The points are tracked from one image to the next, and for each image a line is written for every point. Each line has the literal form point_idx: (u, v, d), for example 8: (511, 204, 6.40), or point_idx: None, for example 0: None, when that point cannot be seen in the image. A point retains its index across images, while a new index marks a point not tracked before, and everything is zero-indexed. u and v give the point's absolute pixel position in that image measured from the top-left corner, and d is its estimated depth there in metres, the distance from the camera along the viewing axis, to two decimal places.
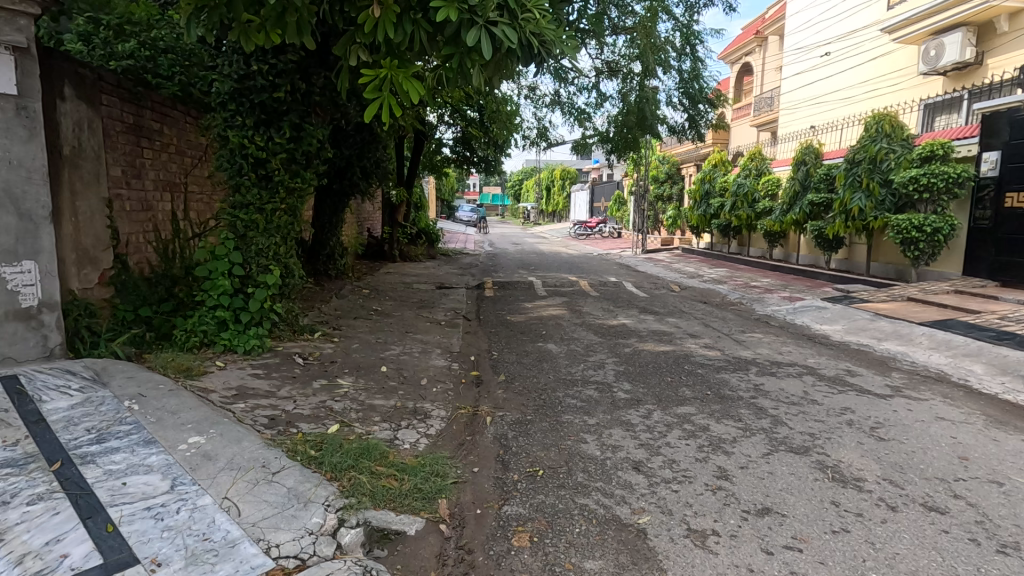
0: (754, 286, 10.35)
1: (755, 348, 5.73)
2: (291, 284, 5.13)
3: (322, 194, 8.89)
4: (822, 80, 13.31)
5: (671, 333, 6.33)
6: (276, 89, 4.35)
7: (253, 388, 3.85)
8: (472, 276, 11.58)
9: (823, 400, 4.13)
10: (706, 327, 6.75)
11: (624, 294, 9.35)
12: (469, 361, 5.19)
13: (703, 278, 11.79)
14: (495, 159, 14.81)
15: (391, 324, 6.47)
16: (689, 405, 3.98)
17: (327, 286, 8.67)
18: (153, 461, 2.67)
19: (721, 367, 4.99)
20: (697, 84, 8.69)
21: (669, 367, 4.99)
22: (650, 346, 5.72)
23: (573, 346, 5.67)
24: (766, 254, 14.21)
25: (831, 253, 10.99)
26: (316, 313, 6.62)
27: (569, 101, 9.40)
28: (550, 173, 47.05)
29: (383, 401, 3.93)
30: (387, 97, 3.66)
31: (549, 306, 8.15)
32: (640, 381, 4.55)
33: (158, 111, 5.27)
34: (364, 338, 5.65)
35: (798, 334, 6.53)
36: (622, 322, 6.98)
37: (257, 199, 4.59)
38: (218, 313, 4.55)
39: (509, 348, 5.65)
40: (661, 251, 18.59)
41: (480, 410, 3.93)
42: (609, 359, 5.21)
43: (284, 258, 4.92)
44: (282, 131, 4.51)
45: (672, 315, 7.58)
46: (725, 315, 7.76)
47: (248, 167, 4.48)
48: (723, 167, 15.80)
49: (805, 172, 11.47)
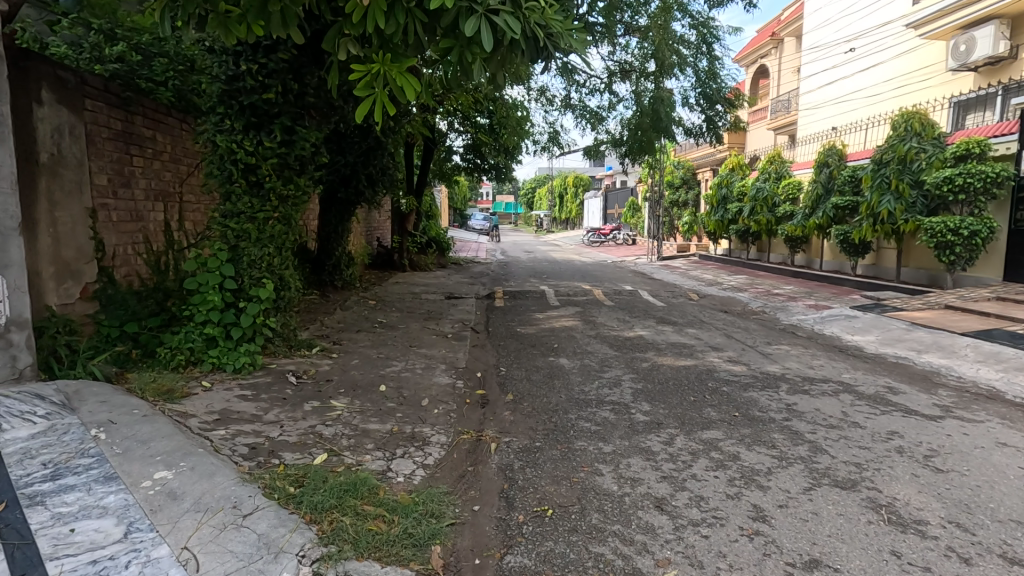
0: (777, 294, 9.88)
1: (784, 362, 5.31)
2: (288, 297, 4.86)
3: (327, 202, 8.65)
4: (845, 79, 12.84)
5: (691, 346, 5.93)
6: (266, 90, 4.08)
7: (238, 411, 3.54)
8: (482, 285, 11.27)
9: (865, 423, 3.71)
10: (729, 339, 6.34)
11: (639, 303, 8.94)
12: (474, 378, 4.85)
13: (722, 286, 11.34)
14: (506, 166, 14.53)
15: (394, 338, 6.16)
16: (716, 430, 3.59)
17: (332, 298, 8.40)
18: (110, 502, 2.36)
19: (748, 385, 4.58)
20: (715, 84, 8.30)
21: (691, 384, 4.59)
22: (670, 360, 5.32)
23: (587, 361, 5.30)
24: (787, 260, 13.71)
25: (857, 258, 10.49)
26: (316, 326, 6.34)
27: (581, 103, 9.07)
28: (563, 181, 46.74)
29: (378, 425, 3.61)
30: (381, 95, 3.34)
31: (561, 317, 7.78)
32: (660, 401, 4.16)
33: (151, 117, 5.04)
34: (364, 354, 5.34)
35: (828, 346, 6.09)
36: (639, 334, 6.59)
37: (249, 207, 4.32)
38: (207, 329, 4.27)
39: (518, 363, 5.29)
40: (678, 258, 18.13)
41: (484, 435, 3.58)
42: (625, 375, 4.83)
43: (279, 270, 4.65)
44: (272, 134, 4.22)
45: (692, 325, 7.16)
46: (748, 325, 7.32)
47: (238, 173, 4.21)
48: (740, 171, 15.37)
49: (828, 174, 11.03)
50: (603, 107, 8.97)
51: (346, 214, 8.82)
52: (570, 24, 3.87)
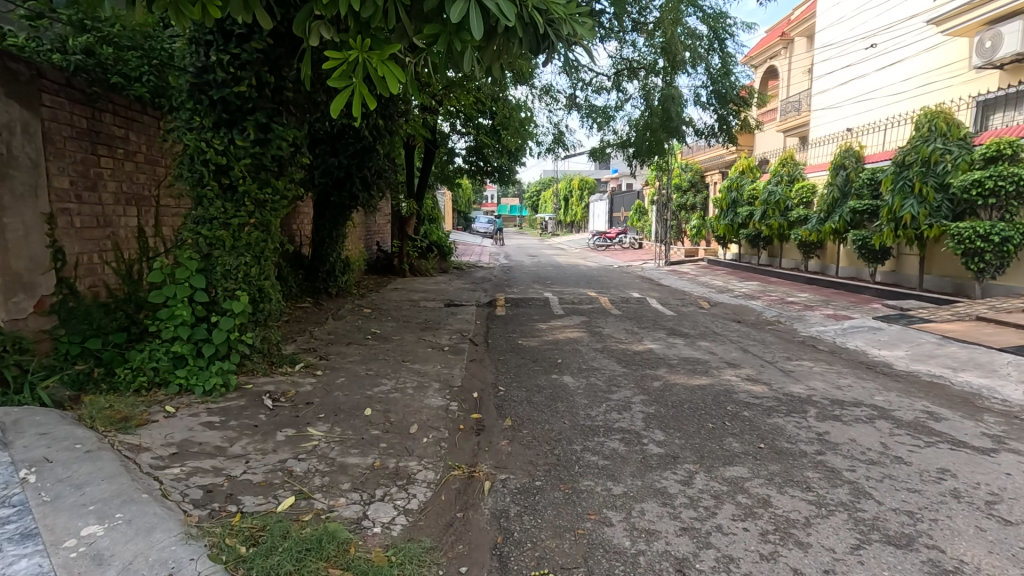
0: (792, 303, 9.44)
1: (808, 381, 4.86)
2: (268, 311, 4.47)
3: (321, 206, 8.30)
4: (861, 78, 12.41)
5: (705, 361, 5.48)
6: (238, 82, 3.70)
7: (200, 443, 3.14)
8: (483, 292, 10.86)
9: (910, 458, 3.27)
10: (745, 353, 5.89)
11: (648, 312, 8.50)
12: (470, 399, 4.43)
13: (733, 293, 10.88)
14: (510, 168, 14.15)
15: (387, 352, 5.76)
16: (740, 466, 3.16)
17: (325, 306, 8.04)
18: (21, 569, 1.97)
19: (772, 409, 4.14)
20: (728, 82, 7.85)
21: (708, 408, 4.16)
22: (683, 379, 4.88)
23: (593, 380, 4.87)
24: (800, 265, 13.24)
25: (876, 265, 10.02)
26: (303, 339, 5.96)
27: (587, 103, 8.66)
28: (568, 184, 46.27)
29: (358, 459, 3.19)
30: (360, 85, 2.94)
31: (565, 327, 7.35)
32: (675, 429, 3.73)
33: (122, 115, 4.69)
34: (352, 371, 4.94)
35: (854, 363, 5.64)
36: (649, 347, 6.16)
37: (221, 213, 3.94)
38: (174, 348, 3.88)
39: (518, 382, 4.87)
40: (686, 262, 17.69)
41: (478, 471, 3.16)
42: (636, 397, 4.40)
43: (257, 281, 4.27)
44: (245, 132, 3.83)
45: (704, 338, 6.72)
46: (765, 338, 6.87)
47: (208, 175, 3.83)
48: (751, 173, 14.91)
49: (845, 176, 10.62)
50: (610, 107, 8.58)
51: (340, 218, 8.46)
52: (575, 9, 3.47)
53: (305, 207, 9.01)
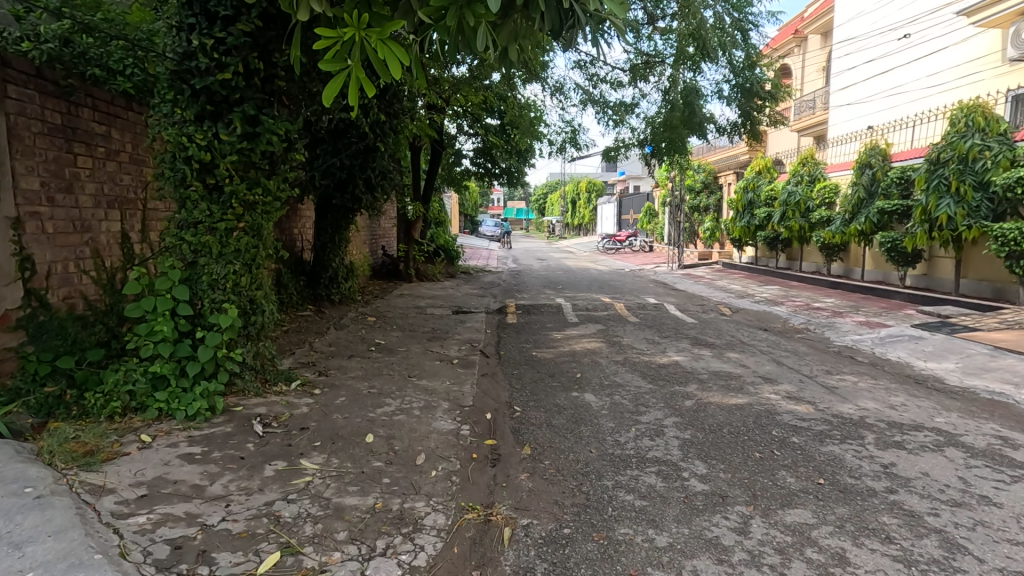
0: (819, 309, 8.94)
1: (858, 400, 4.37)
2: (260, 324, 4.08)
3: (323, 209, 7.93)
4: (886, 74, 11.94)
5: (738, 377, 5.01)
6: (223, 69, 3.29)
7: (176, 481, 2.72)
8: (493, 297, 10.44)
9: (998, 498, 2.80)
10: (780, 367, 5.41)
11: (667, 320, 8.04)
12: (483, 422, 4.00)
13: (754, 298, 10.39)
14: (518, 170, 13.77)
15: (391, 366, 5.34)
16: (801, 508, 2.71)
17: (327, 315, 7.64)
18: None
19: (824, 433, 3.68)
20: (752, 76, 7.40)
21: (750, 432, 3.71)
22: (718, 398, 4.41)
23: (618, 399, 4.42)
24: (822, 269, 12.72)
25: (906, 268, 9.51)
26: (302, 352, 5.55)
27: (603, 100, 8.23)
28: (575, 186, 45.83)
29: (357, 500, 2.76)
30: (357, 68, 2.50)
31: (582, 337, 6.90)
32: (718, 459, 3.28)
33: (102, 110, 4.30)
34: (354, 389, 4.52)
35: (901, 377, 5.15)
36: (674, 360, 5.71)
37: (206, 215, 3.55)
38: (152, 368, 3.47)
39: (535, 401, 4.42)
40: (699, 265, 17.20)
41: (495, 514, 2.73)
42: (668, 420, 3.93)
43: (247, 291, 3.87)
44: (230, 126, 3.40)
45: (732, 348, 6.25)
46: (797, 348, 6.39)
47: (191, 175, 3.43)
48: (768, 174, 14.42)
49: (871, 175, 10.13)
50: (627, 103, 8.14)
51: (342, 222, 8.08)
52: None
53: (306, 211, 8.62)
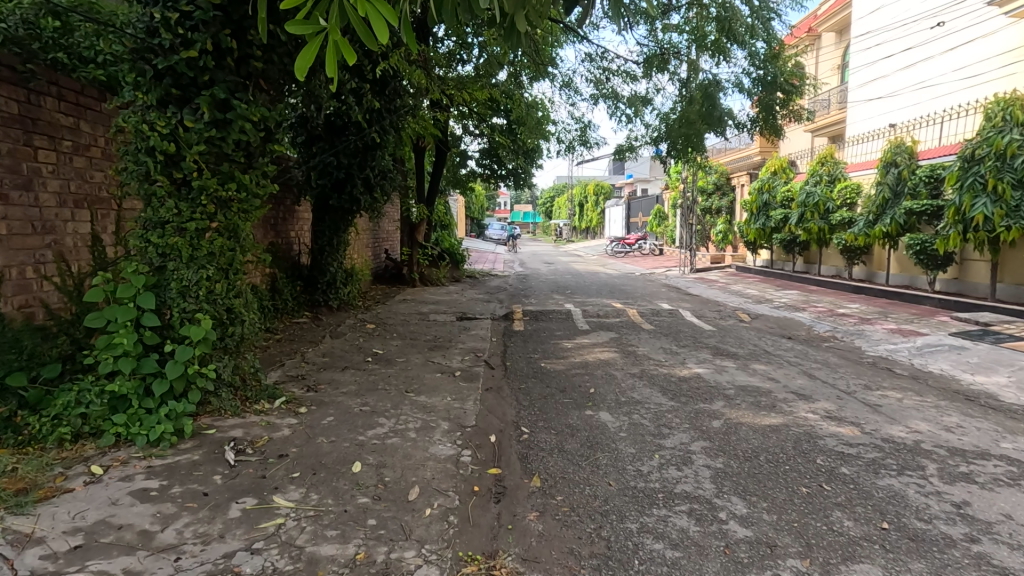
0: (844, 314, 8.45)
1: (907, 421, 3.89)
2: (238, 335, 3.68)
3: (320, 210, 7.53)
4: (912, 68, 11.39)
5: (770, 393, 4.53)
6: (188, 47, 2.86)
7: (120, 525, 2.31)
8: (499, 303, 10.02)
9: None
10: (813, 381, 4.92)
11: (684, 328, 7.56)
12: (487, 447, 3.55)
13: (774, 304, 9.91)
14: (525, 171, 13.40)
15: (388, 379, 4.92)
16: (865, 561, 2.26)
17: (323, 322, 7.25)
18: None
19: (878, 462, 3.20)
20: (775, 69, 6.95)
21: (792, 460, 3.25)
22: (749, 419, 3.94)
23: (637, 420, 3.95)
24: (842, 272, 12.21)
25: (936, 272, 9.00)
26: (292, 364, 5.15)
27: (615, 94, 7.79)
28: (582, 189, 45.40)
29: (335, 549, 2.32)
30: (335, 31, 2.00)
31: (594, 346, 6.44)
32: (759, 495, 2.82)
33: (69, 101, 3.91)
34: (344, 406, 4.10)
35: (950, 392, 4.66)
36: (696, 372, 5.25)
37: (173, 214, 3.14)
38: (110, 387, 3.05)
39: (545, 421, 3.97)
40: (712, 269, 16.71)
41: (499, 568, 2.29)
42: (696, 445, 3.46)
43: (222, 299, 3.48)
44: (197, 112, 2.96)
45: (757, 359, 5.76)
46: (828, 358, 5.91)
47: (155, 168, 3.01)
48: (784, 174, 13.92)
49: (897, 174, 9.63)
50: (640, 98, 7.70)
51: (341, 224, 7.67)
52: None
53: (304, 212, 8.23)
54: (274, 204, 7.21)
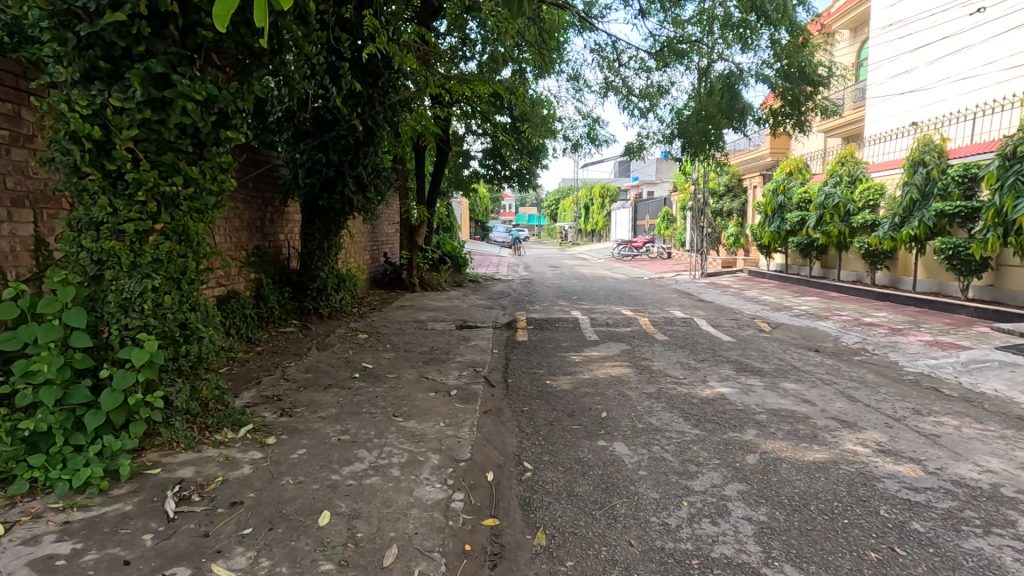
0: (873, 324, 7.87)
1: (975, 457, 3.33)
2: (196, 355, 3.17)
3: (309, 212, 7.03)
4: (938, 62, 10.85)
5: (809, 421, 3.96)
6: (117, 7, 2.33)
7: None
8: (502, 310, 9.49)
9: None
10: (855, 405, 4.34)
11: (700, 339, 7.00)
12: (483, 489, 3.01)
13: (793, 311, 9.33)
14: (530, 171, 12.92)
15: (375, 399, 4.39)
16: None
17: (311, 332, 6.73)
18: None
19: (958, 515, 2.63)
20: (803, 58, 6.37)
21: (850, 511, 2.68)
22: (790, 454, 3.37)
23: (659, 454, 3.40)
24: (864, 278, 11.60)
25: (971, 278, 8.43)
26: (268, 383, 4.62)
27: (626, 87, 7.26)
28: (588, 192, 44.72)
29: None
30: None
31: (605, 360, 5.88)
32: (818, 563, 2.27)
33: (7, 84, 3.33)
34: (320, 435, 3.56)
35: (1014, 418, 4.09)
36: (721, 393, 4.68)
37: (106, 213, 2.62)
38: (26, 421, 2.53)
39: (551, 455, 3.43)
40: (724, 274, 16.14)
41: None
42: (731, 489, 2.91)
43: (173, 314, 2.96)
44: (130, 89, 2.44)
45: (786, 377, 5.19)
46: (866, 376, 5.33)
47: (81, 158, 2.49)
48: (800, 175, 13.34)
49: (925, 174, 9.08)
50: (652, 92, 7.15)
51: (332, 226, 7.14)
52: None
53: (295, 213, 7.72)
54: (260, 205, 6.72)
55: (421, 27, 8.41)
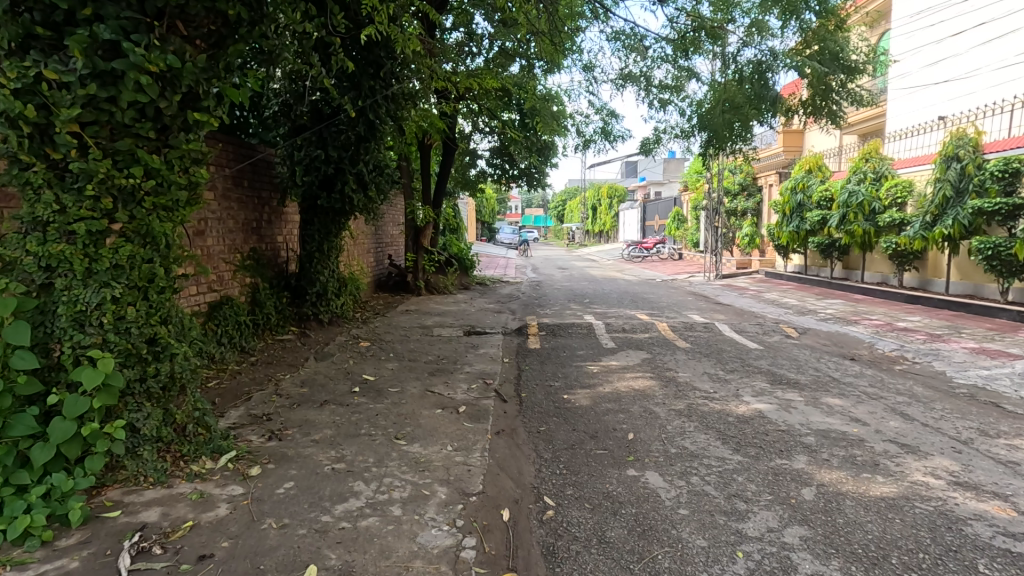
0: (908, 329, 7.36)
1: None
2: (168, 375, 2.75)
3: (308, 212, 6.62)
4: (968, 53, 10.35)
5: (865, 445, 3.49)
6: None
7: None
8: (511, 314, 9.05)
9: None
10: (912, 425, 3.87)
11: (725, 346, 6.54)
12: (498, 534, 2.58)
13: (819, 316, 8.82)
14: (539, 170, 12.47)
15: (375, 418, 3.96)
16: None
17: (309, 340, 6.32)
18: None
19: None
20: (837, 42, 5.91)
21: (942, 568, 2.22)
22: (852, 487, 2.92)
23: (700, 487, 2.94)
24: (890, 279, 11.07)
25: (1013, 280, 7.92)
26: (259, 400, 4.19)
27: (643, 78, 6.81)
28: (596, 192, 44.21)
29: None
30: None
31: (625, 370, 5.43)
32: None
33: None
34: (311, 464, 3.13)
35: None
36: (758, 410, 4.22)
37: (52, 211, 2.22)
38: None
39: (576, 488, 2.99)
40: (740, 275, 15.63)
41: None
42: (792, 536, 2.46)
43: (139, 329, 2.54)
44: (73, 61, 2.03)
45: (827, 391, 4.71)
46: (915, 389, 4.84)
47: (17, 144, 2.07)
48: (819, 173, 12.81)
49: (959, 170, 8.59)
50: (672, 83, 6.70)
51: (332, 227, 6.73)
52: None
53: (294, 214, 7.31)
54: (256, 205, 6.33)
55: (427, 32, 8.24)
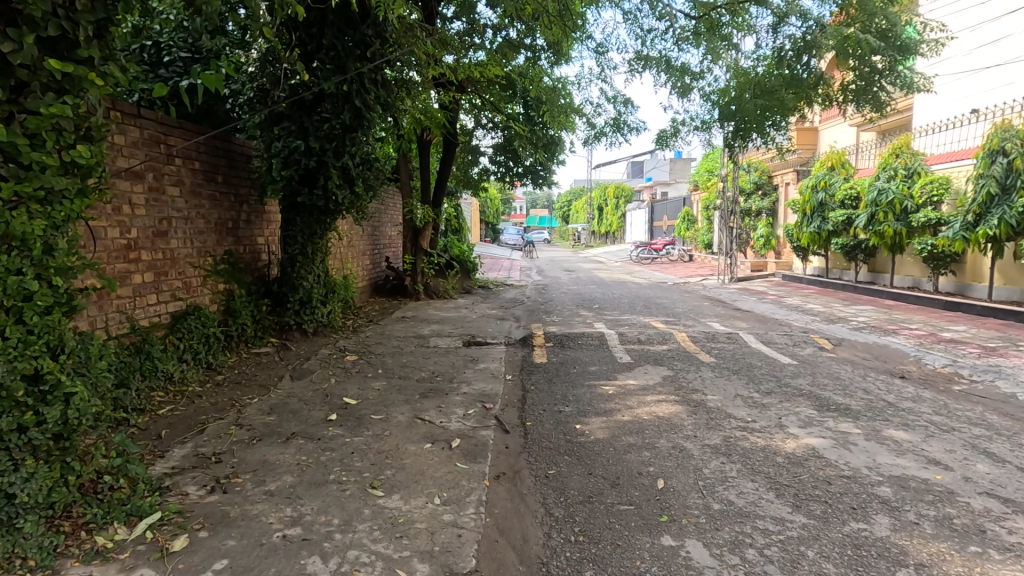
0: (956, 341, 6.62)
1: None
2: (59, 423, 2.08)
3: (289, 211, 5.95)
4: (1009, 39, 9.64)
5: (958, 501, 2.77)
6: None
7: None
8: (514, 322, 8.35)
9: None
10: (1005, 470, 3.15)
11: (755, 361, 5.81)
12: None
13: (851, 324, 8.08)
14: (546, 167, 11.77)
15: (348, 458, 3.26)
16: None
17: (289, 354, 5.63)
18: None
19: None
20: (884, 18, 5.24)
21: None
22: (963, 570, 2.21)
23: (760, 569, 2.24)
24: (923, 284, 10.30)
25: None
26: (213, 432, 3.51)
27: (659, 61, 6.13)
28: (603, 192, 43.40)
29: None
30: None
31: (646, 392, 4.71)
32: None
33: None
34: (256, 529, 2.44)
35: None
36: (811, 446, 3.49)
37: None
38: None
39: (597, 567, 2.30)
40: (755, 279, 14.86)
41: None
42: None
43: (9, 364, 1.88)
44: None
45: (888, 421, 3.98)
46: (990, 418, 4.11)
47: None
48: (842, 170, 12.07)
49: (1006, 165, 7.82)
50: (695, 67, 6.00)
51: (316, 227, 6.04)
52: None
53: (276, 212, 6.64)
54: (232, 203, 5.69)
55: (426, 21, 7.68)
